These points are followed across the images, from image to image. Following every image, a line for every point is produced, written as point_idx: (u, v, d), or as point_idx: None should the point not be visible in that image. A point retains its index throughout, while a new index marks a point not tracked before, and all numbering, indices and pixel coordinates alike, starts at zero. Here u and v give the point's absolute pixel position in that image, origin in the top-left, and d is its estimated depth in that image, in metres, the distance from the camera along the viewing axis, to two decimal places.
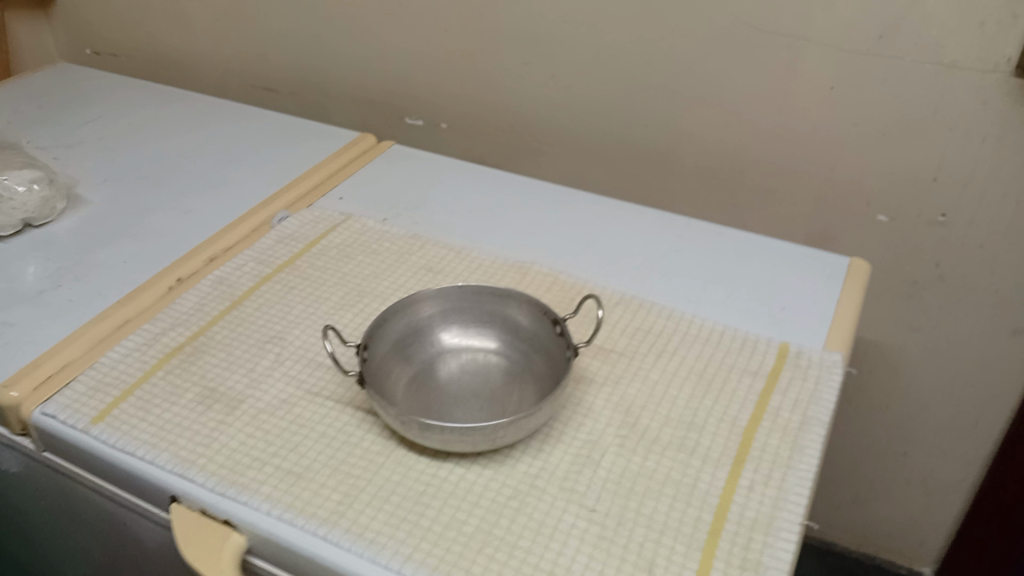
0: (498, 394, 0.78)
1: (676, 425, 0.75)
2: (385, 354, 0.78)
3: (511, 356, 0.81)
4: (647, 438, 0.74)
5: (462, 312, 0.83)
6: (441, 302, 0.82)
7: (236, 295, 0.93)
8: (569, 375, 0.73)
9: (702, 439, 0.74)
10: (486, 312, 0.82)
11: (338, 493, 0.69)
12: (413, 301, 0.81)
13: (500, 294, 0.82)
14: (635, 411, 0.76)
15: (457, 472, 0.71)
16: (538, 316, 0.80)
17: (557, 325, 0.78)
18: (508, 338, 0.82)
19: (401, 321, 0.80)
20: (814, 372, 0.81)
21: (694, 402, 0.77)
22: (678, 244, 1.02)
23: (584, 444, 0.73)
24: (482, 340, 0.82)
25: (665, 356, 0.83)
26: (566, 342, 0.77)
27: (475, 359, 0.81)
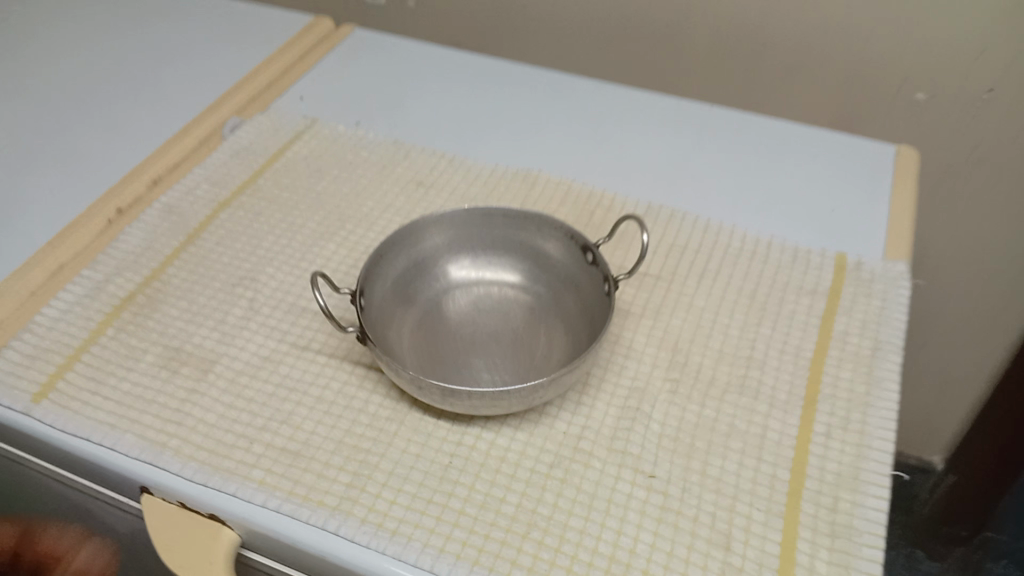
0: (522, 335, 0.67)
1: (732, 361, 0.65)
2: (386, 295, 0.65)
3: (531, 288, 0.69)
4: (702, 381, 0.63)
5: (471, 239, 0.70)
6: (444, 229, 0.69)
7: (191, 226, 0.77)
8: (610, 314, 0.63)
9: (764, 378, 0.64)
10: (499, 238, 0.70)
11: (347, 473, 0.57)
12: (414, 229, 0.67)
13: (516, 217, 0.69)
14: (683, 349, 0.66)
15: (484, 439, 0.60)
16: (564, 242, 0.68)
17: (588, 252, 0.67)
18: (526, 267, 0.70)
19: (399, 254, 0.67)
20: (878, 290, 0.71)
21: (749, 336, 0.67)
22: (700, 137, 0.89)
23: (630, 394, 0.62)
24: (495, 271, 0.70)
25: (707, 281, 0.72)
26: (600, 272, 0.66)
27: (490, 294, 0.69)
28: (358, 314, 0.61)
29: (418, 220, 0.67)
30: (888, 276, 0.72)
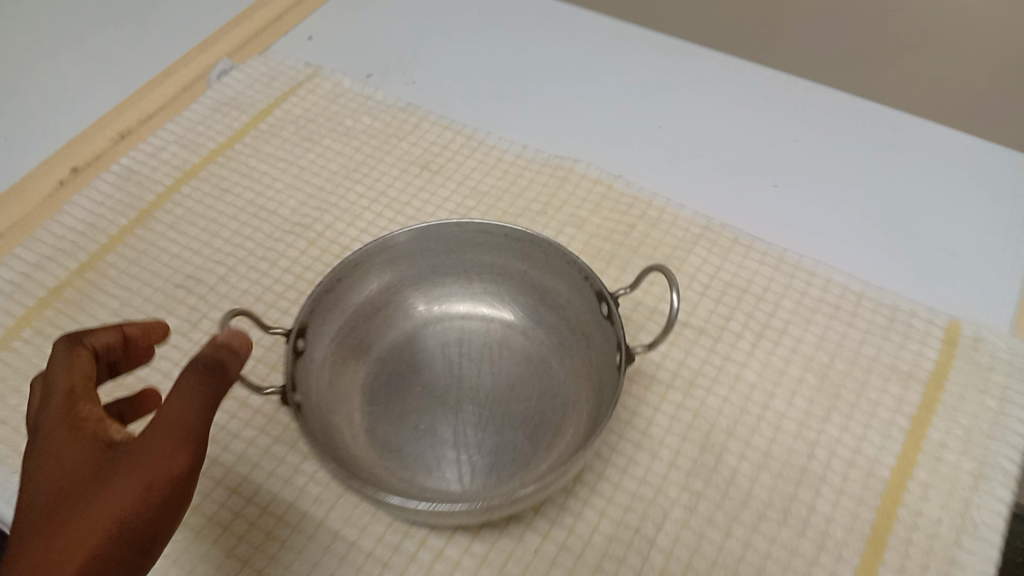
0: (508, 395, 0.52)
1: (777, 473, 0.49)
2: (336, 333, 0.52)
3: (529, 333, 0.55)
4: (732, 498, 0.48)
5: (458, 261, 0.56)
6: (425, 247, 0.54)
7: (146, 199, 0.64)
8: (616, 400, 0.46)
9: (816, 505, 0.48)
10: (500, 265, 0.56)
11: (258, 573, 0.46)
12: (388, 247, 0.53)
13: (522, 240, 0.53)
14: (714, 446, 0.50)
15: (433, 547, 0.47)
16: (577, 282, 0.51)
17: (604, 302, 0.49)
18: (524, 304, 0.56)
19: (369, 277, 0.54)
20: (999, 385, 0.53)
21: (806, 436, 0.51)
22: (793, 127, 0.69)
23: (631, 505, 0.48)
24: (491, 308, 0.57)
25: (765, 346, 0.55)
26: (615, 334, 0.48)
27: (479, 335, 0.56)
28: (286, 357, 0.47)
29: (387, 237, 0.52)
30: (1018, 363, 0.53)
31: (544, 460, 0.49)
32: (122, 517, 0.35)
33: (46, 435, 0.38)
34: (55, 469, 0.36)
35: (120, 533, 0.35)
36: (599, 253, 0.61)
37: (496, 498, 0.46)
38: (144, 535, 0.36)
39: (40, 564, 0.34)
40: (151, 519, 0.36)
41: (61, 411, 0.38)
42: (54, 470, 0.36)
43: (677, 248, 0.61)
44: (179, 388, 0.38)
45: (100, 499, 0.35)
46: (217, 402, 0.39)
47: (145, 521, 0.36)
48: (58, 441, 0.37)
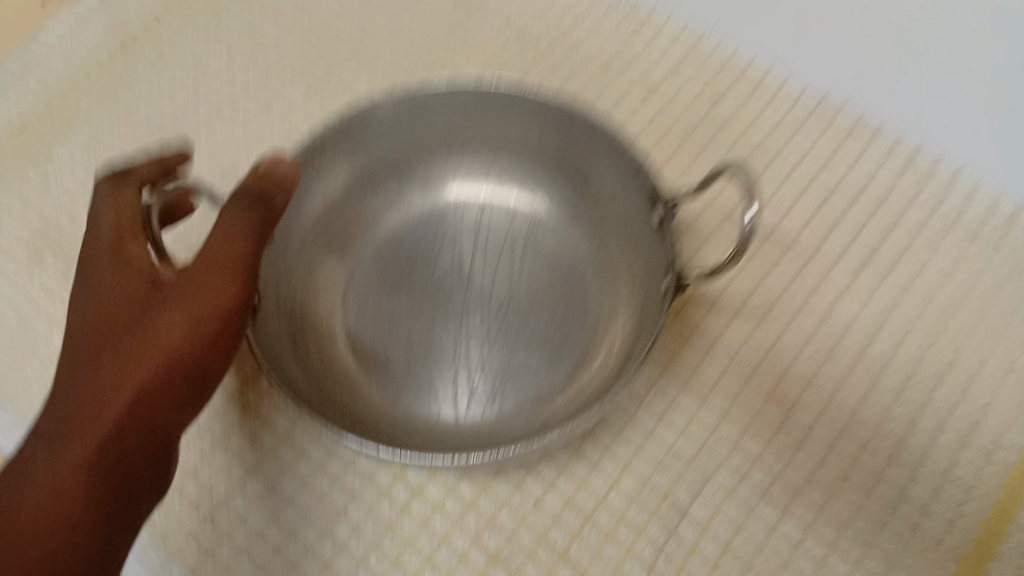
0: (525, 301, 0.42)
1: (862, 443, 0.38)
2: (317, 219, 0.43)
3: (561, 228, 0.44)
4: (799, 468, 0.38)
5: (476, 140, 0.46)
6: (436, 116, 0.44)
7: (134, 24, 0.54)
8: (658, 335, 0.35)
9: (908, 491, 0.37)
10: (532, 142, 0.44)
11: (203, 490, 0.38)
12: (390, 110, 0.42)
13: (559, 113, 0.41)
14: (783, 397, 0.39)
15: (410, 483, 0.38)
16: (625, 173, 0.39)
17: (654, 208, 0.38)
18: (559, 193, 0.45)
19: (366, 145, 0.43)
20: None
21: (907, 399, 0.39)
22: None
23: (667, 462, 0.38)
24: (518, 194, 0.46)
25: (869, 277, 0.43)
26: (667, 249, 0.37)
27: (500, 226, 0.45)
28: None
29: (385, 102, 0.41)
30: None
31: (558, 392, 0.39)
32: (165, 359, 0.30)
33: (92, 272, 0.32)
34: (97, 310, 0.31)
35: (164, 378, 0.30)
36: (669, 132, 0.48)
37: (492, 441, 0.37)
38: (196, 378, 0.31)
39: (83, 409, 0.29)
40: (194, 361, 0.31)
41: (103, 249, 0.32)
42: (95, 308, 0.31)
43: (772, 138, 0.48)
44: (227, 217, 0.32)
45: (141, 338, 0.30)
46: (270, 235, 0.33)
47: (188, 362, 0.30)
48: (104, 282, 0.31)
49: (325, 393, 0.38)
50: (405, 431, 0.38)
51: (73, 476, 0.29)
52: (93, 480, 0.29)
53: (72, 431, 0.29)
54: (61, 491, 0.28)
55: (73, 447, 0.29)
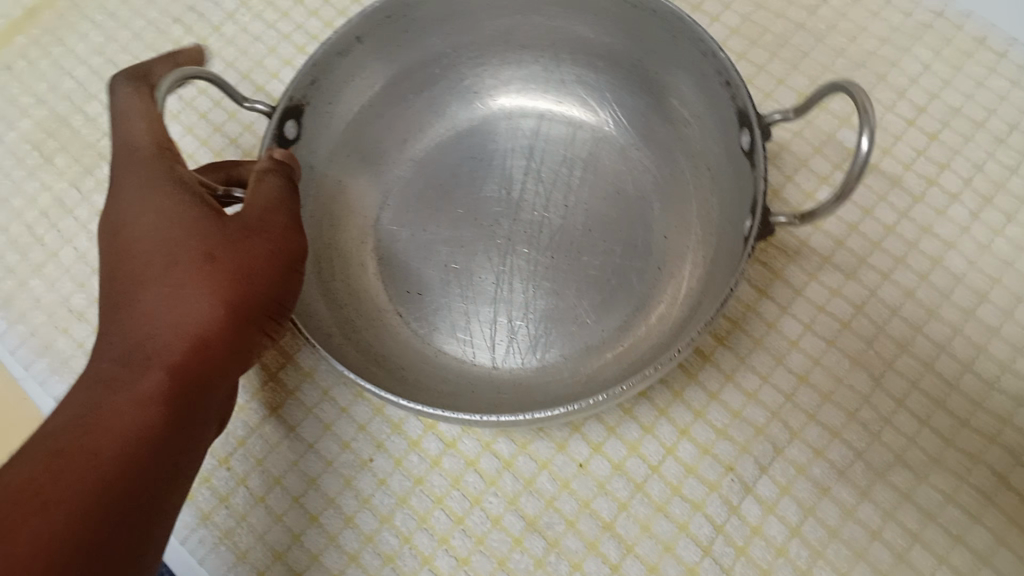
0: (583, 237, 0.37)
1: (960, 418, 0.33)
2: (350, 119, 0.37)
3: (629, 155, 0.38)
4: (884, 444, 0.33)
5: (541, 29, 0.38)
6: (492, 3, 0.37)
7: None
8: (734, 286, 0.29)
9: (1013, 478, 0.32)
10: (601, 44, 0.38)
11: (220, 429, 0.35)
12: (434, 1, 0.36)
13: (636, 8, 0.34)
14: (872, 362, 0.34)
15: (441, 435, 0.35)
16: (711, 85, 0.33)
17: (745, 129, 0.31)
18: (636, 107, 0.38)
19: (407, 44, 0.37)
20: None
21: (1019, 371, 0.34)
22: None
23: (731, 429, 0.33)
24: (582, 109, 0.40)
25: (983, 224, 0.37)
26: (752, 179, 0.30)
27: (560, 146, 0.39)
28: (263, 142, 0.31)
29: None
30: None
31: (615, 344, 0.34)
32: (229, 303, 0.26)
33: (126, 177, 0.28)
34: (152, 226, 0.27)
35: (245, 304, 0.27)
36: (756, 39, 0.41)
37: (530, 396, 0.32)
38: (262, 323, 0.27)
39: (142, 337, 0.26)
40: (257, 311, 0.27)
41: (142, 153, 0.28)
42: (139, 223, 0.27)
43: (880, 51, 0.41)
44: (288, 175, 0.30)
45: (216, 257, 0.27)
46: None
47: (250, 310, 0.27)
48: (142, 189, 0.27)
49: (345, 326, 0.33)
50: (435, 377, 0.33)
51: (157, 399, 0.25)
52: (177, 404, 0.25)
53: (146, 356, 0.25)
54: (147, 412, 0.24)
55: (153, 372, 0.25)
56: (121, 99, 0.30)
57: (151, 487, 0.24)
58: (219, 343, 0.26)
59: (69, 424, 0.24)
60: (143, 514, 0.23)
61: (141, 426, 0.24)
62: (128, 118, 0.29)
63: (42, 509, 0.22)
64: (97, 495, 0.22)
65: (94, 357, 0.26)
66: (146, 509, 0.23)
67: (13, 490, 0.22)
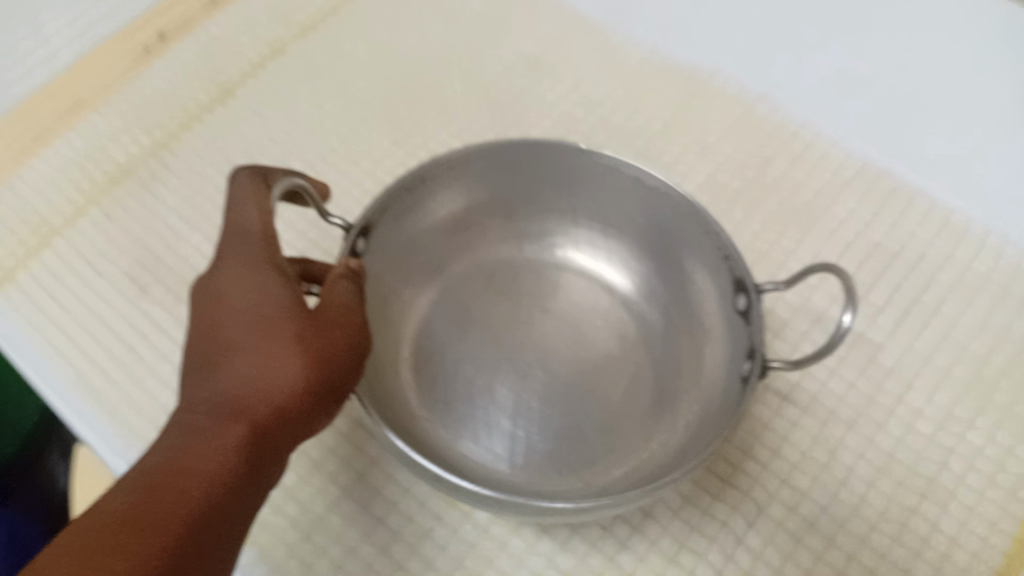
0: (592, 371, 0.44)
1: (891, 493, 0.42)
2: (403, 246, 0.45)
3: (630, 306, 0.47)
4: (835, 514, 0.41)
5: (569, 199, 0.48)
6: (533, 174, 0.46)
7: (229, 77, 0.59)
8: (741, 408, 0.36)
9: (934, 537, 0.41)
10: (610, 213, 0.47)
11: (302, 510, 0.42)
12: (487, 167, 0.45)
13: (649, 191, 0.44)
14: (820, 448, 0.43)
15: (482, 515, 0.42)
16: (712, 258, 0.42)
17: (743, 295, 0.40)
18: (643, 270, 0.47)
19: (452, 190, 0.46)
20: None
21: (927, 455, 0.43)
22: None
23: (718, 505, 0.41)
24: (587, 265, 0.49)
25: (894, 339, 0.47)
26: (747, 333, 0.39)
27: (567, 297, 0.48)
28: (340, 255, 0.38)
29: (500, 148, 0.44)
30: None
31: (621, 461, 0.41)
32: (301, 384, 0.32)
33: (237, 261, 0.34)
34: (251, 302, 0.33)
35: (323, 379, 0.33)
36: (717, 194, 0.54)
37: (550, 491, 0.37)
38: (326, 401, 0.33)
39: (230, 396, 0.32)
40: (322, 393, 0.33)
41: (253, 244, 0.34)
42: (240, 300, 0.33)
43: (809, 203, 0.54)
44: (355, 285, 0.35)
45: (303, 336, 0.33)
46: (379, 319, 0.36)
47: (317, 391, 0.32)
48: (248, 274, 0.34)
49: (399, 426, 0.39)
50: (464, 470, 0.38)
51: (231, 450, 0.31)
52: (247, 458, 0.31)
53: (232, 415, 0.32)
54: (223, 460, 0.31)
55: (234, 430, 0.31)
56: (239, 190, 0.35)
57: (218, 523, 0.30)
58: (296, 409, 0.32)
59: (164, 464, 0.31)
60: (211, 546, 0.30)
61: (217, 473, 0.30)
62: (242, 211, 0.35)
63: (137, 536, 0.28)
64: (178, 528, 0.29)
65: (191, 402, 0.32)
66: (212, 540, 0.30)
67: (117, 514, 0.29)
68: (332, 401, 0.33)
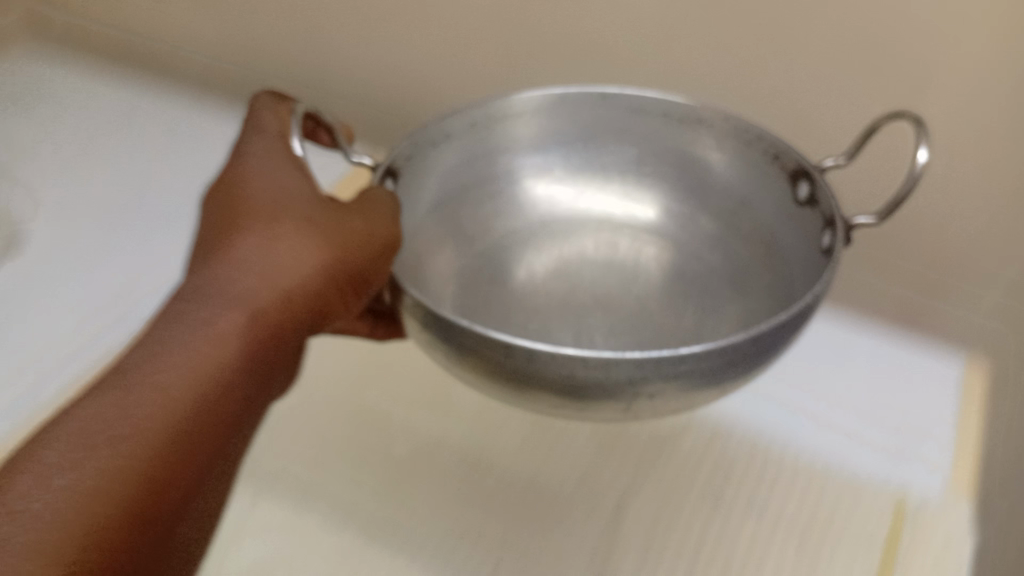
0: (652, 313, 0.41)
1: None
2: (430, 206, 0.42)
3: (677, 244, 0.44)
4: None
5: (597, 159, 0.46)
6: (560, 127, 0.45)
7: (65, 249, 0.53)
8: (837, 264, 0.33)
9: None
10: (643, 156, 0.45)
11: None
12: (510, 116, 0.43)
13: (681, 118, 0.42)
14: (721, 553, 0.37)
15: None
16: (763, 161, 0.40)
17: (804, 182, 0.38)
18: (681, 208, 0.45)
19: (478, 149, 0.44)
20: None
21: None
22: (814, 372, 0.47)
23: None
24: (627, 212, 0.46)
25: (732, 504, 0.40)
26: (822, 213, 0.36)
27: (611, 249, 0.45)
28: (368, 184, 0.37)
29: (523, 98, 0.43)
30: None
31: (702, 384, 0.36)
32: (314, 266, 0.30)
33: (248, 157, 0.33)
34: (264, 190, 0.32)
35: (329, 266, 0.30)
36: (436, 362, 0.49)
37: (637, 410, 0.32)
38: (337, 291, 0.31)
39: (232, 282, 0.30)
40: (333, 281, 0.31)
41: (267, 142, 0.33)
42: (248, 191, 0.32)
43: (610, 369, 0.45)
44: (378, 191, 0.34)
45: (310, 220, 0.31)
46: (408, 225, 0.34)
47: (328, 277, 0.31)
48: (258, 167, 0.32)
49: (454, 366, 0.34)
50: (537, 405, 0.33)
51: (230, 341, 0.29)
52: (246, 352, 0.29)
53: (234, 302, 0.29)
54: (221, 352, 0.29)
55: (235, 317, 0.29)
56: (257, 103, 0.35)
57: (208, 427, 0.28)
58: (298, 296, 0.30)
59: (151, 360, 0.28)
60: (202, 451, 0.28)
61: (212, 367, 0.28)
62: (258, 115, 0.34)
63: (112, 438, 0.26)
64: (163, 430, 0.27)
65: (189, 287, 0.30)
66: (202, 446, 0.28)
67: (91, 420, 0.27)
68: (343, 293, 0.31)
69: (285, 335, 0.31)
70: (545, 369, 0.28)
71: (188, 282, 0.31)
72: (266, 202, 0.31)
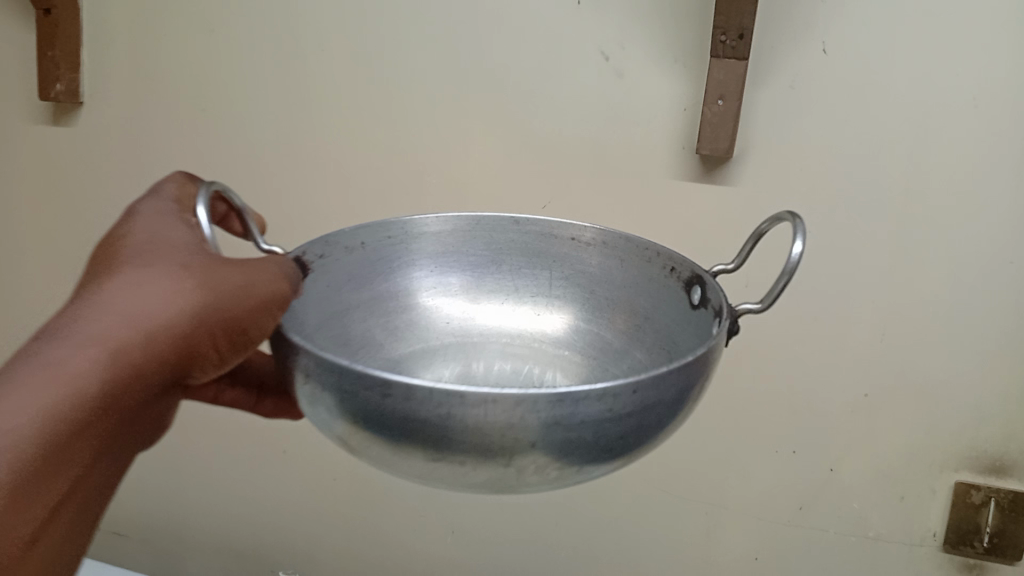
0: None
1: None
2: (341, 306, 0.42)
3: (584, 363, 0.44)
4: None
5: (508, 280, 0.47)
6: (474, 249, 0.47)
7: None
8: (721, 346, 0.33)
9: None
10: (553, 282, 0.47)
11: None
12: (421, 231, 0.46)
13: (585, 242, 0.45)
14: None
15: None
16: (662, 276, 0.42)
17: (696, 286, 0.40)
18: (589, 330, 0.46)
19: (394, 262, 0.45)
20: (941, 575, 0.66)
21: None
22: None
23: None
24: (539, 338, 0.46)
25: None
26: (712, 310, 0.38)
27: (520, 368, 0.45)
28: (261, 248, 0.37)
29: (433, 217, 0.46)
30: (971, 536, 0.64)
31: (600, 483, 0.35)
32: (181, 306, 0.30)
33: (139, 215, 0.34)
34: (146, 240, 0.33)
35: (199, 313, 0.31)
36: None
37: (526, 489, 0.31)
38: (203, 335, 0.31)
39: (92, 321, 0.30)
40: (201, 324, 0.31)
41: (163, 206, 0.35)
42: (132, 240, 0.33)
43: None
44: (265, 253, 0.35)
45: (188, 268, 0.31)
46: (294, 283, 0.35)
47: (195, 320, 0.31)
48: (147, 223, 0.34)
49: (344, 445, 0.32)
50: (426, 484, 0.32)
51: (79, 379, 0.29)
52: (94, 392, 0.29)
53: (91, 340, 0.29)
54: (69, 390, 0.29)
55: (89, 357, 0.29)
56: (167, 182, 0.38)
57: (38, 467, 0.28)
58: (161, 341, 0.31)
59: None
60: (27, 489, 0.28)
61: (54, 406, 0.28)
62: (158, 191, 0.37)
63: None
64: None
65: (48, 325, 0.30)
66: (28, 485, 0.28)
67: None
68: (212, 337, 0.32)
69: (143, 379, 0.31)
70: (423, 408, 0.28)
71: (49, 320, 0.30)
72: (148, 250, 0.32)
